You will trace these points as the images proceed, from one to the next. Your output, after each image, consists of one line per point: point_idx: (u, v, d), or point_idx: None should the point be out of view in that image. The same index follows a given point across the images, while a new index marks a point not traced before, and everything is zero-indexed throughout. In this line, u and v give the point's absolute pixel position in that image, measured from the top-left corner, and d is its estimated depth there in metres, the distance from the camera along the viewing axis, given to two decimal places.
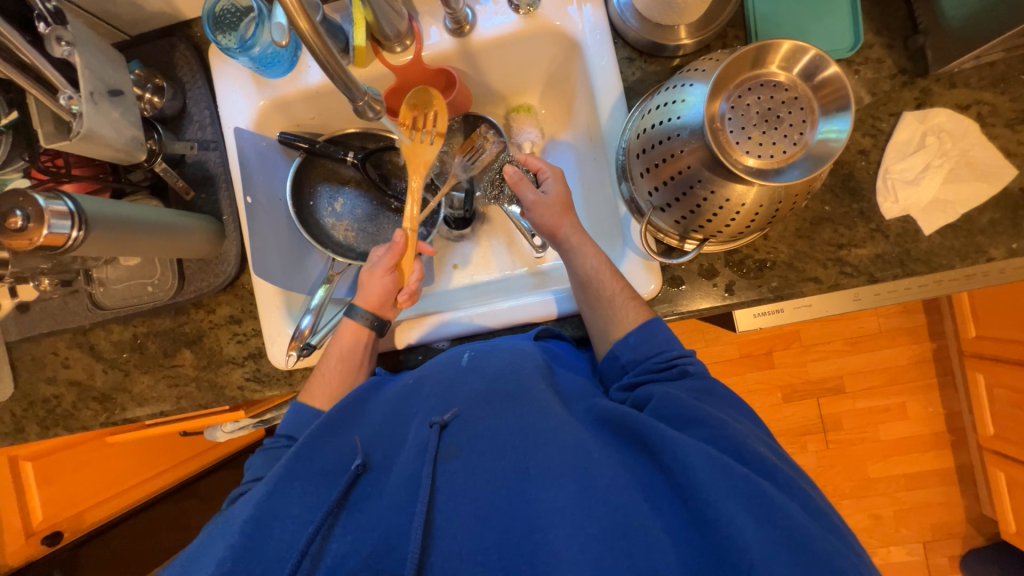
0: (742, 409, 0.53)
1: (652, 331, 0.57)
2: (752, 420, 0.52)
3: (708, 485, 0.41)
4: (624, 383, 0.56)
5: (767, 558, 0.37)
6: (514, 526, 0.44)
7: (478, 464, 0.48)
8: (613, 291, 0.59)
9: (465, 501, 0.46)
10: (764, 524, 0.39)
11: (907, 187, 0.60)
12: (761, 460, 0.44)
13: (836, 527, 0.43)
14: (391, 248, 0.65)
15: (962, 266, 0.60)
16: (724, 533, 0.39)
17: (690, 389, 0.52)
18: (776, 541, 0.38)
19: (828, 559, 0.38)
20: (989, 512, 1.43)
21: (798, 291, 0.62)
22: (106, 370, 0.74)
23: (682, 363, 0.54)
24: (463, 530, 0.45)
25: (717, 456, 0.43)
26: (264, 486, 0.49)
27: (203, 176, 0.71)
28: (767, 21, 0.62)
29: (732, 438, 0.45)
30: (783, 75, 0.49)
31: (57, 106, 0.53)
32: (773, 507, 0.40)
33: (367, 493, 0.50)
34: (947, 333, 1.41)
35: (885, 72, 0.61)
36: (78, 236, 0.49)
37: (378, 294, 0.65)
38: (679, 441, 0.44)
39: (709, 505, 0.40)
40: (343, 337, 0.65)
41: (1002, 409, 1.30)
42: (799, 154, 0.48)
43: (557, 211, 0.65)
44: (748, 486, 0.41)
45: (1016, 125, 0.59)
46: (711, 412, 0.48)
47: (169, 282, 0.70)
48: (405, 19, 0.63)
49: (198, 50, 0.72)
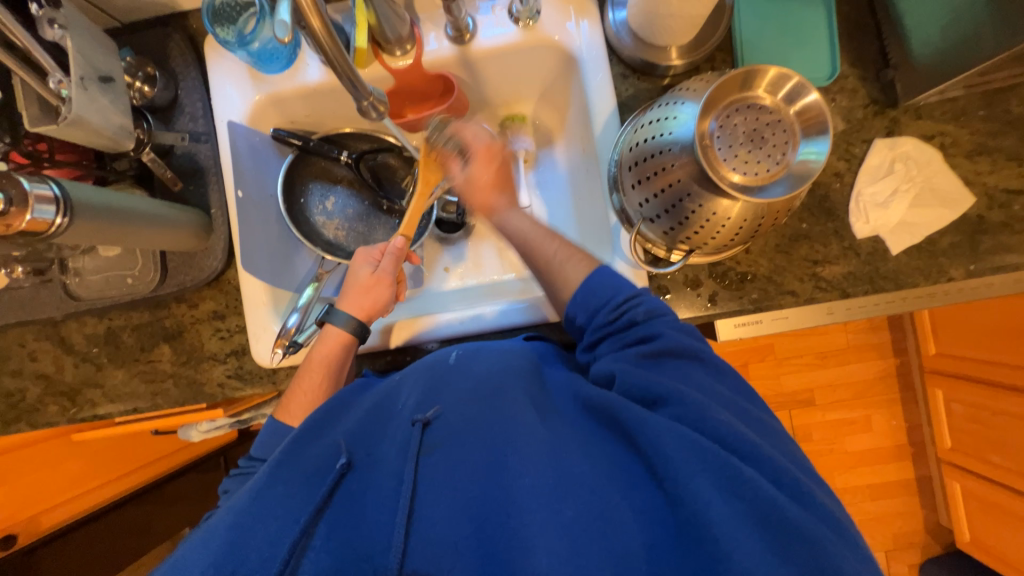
0: (702, 364, 0.51)
1: (595, 288, 0.56)
2: (717, 380, 0.51)
3: (677, 464, 0.42)
4: (585, 343, 0.56)
5: (734, 530, 0.39)
6: (494, 514, 0.44)
7: (460, 457, 0.48)
8: (555, 251, 0.60)
9: (445, 495, 0.46)
10: (730, 498, 0.41)
11: (877, 209, 0.64)
12: (728, 431, 0.44)
13: (808, 495, 0.42)
14: (395, 256, 0.66)
15: (926, 285, 0.64)
16: (691, 509, 0.41)
17: (644, 354, 0.51)
18: (742, 512, 0.40)
19: (793, 526, 0.39)
20: (946, 522, 1.50)
21: (776, 303, 0.65)
22: (77, 364, 0.71)
23: (632, 314, 0.53)
24: (444, 522, 0.44)
25: (687, 435, 0.44)
26: (248, 491, 0.48)
27: (192, 168, 0.70)
28: (752, 47, 0.65)
29: (702, 414, 0.45)
30: (768, 98, 0.52)
31: (47, 90, 0.52)
32: (738, 478, 0.41)
33: (354, 491, 0.49)
34: (909, 349, 1.48)
35: (859, 102, 0.65)
36: (63, 222, 0.48)
37: (377, 301, 0.66)
38: (649, 421, 0.45)
39: (677, 483, 0.42)
40: (323, 347, 0.64)
41: (958, 423, 1.37)
42: (782, 173, 0.51)
43: (473, 199, 0.67)
44: (715, 461, 0.42)
45: (975, 156, 0.64)
46: (677, 387, 0.48)
47: (150, 275, 0.68)
48: (407, 24, 0.64)
49: (193, 41, 0.71)
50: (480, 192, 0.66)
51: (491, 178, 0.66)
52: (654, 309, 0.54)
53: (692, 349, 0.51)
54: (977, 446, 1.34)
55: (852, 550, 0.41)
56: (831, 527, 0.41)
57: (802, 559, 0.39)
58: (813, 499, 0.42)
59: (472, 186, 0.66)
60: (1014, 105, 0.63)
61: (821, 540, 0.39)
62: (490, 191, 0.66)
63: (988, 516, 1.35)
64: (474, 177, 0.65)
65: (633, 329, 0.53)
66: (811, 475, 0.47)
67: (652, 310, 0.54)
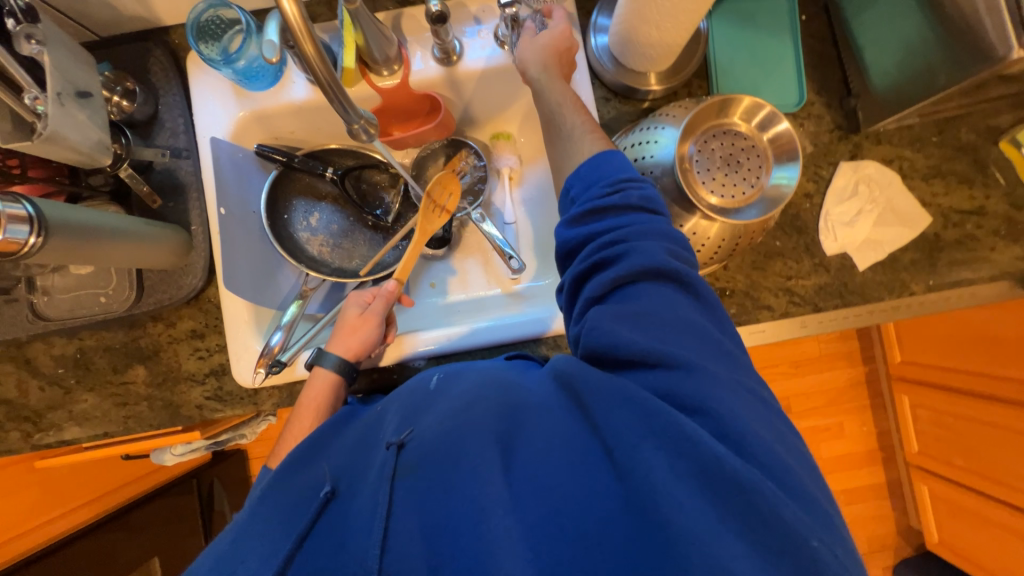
0: (679, 288, 0.47)
1: (601, 163, 0.52)
2: (700, 312, 0.47)
3: (624, 432, 0.41)
4: (572, 218, 0.51)
5: (675, 493, 0.38)
6: (464, 525, 0.41)
7: (427, 469, 0.45)
8: (574, 124, 0.57)
9: (417, 514, 0.43)
10: (678, 460, 0.39)
11: (844, 228, 0.68)
12: (681, 389, 0.42)
13: (764, 449, 0.40)
14: (386, 297, 0.68)
15: (890, 298, 0.68)
16: (639, 477, 0.39)
17: (615, 277, 0.48)
18: (686, 473, 0.39)
19: (737, 481, 0.38)
20: (915, 524, 1.56)
21: (753, 317, 0.68)
22: (43, 387, 0.68)
23: (615, 205, 0.50)
24: (411, 537, 0.42)
25: (634, 399, 0.42)
26: (233, 532, 0.50)
27: (172, 184, 0.68)
28: (726, 74, 0.69)
29: (653, 373, 0.44)
30: (744, 125, 0.55)
31: (22, 105, 0.50)
32: (707, 456, 0.38)
33: (332, 522, 0.48)
34: (876, 357, 1.55)
35: (825, 127, 0.69)
36: (36, 242, 0.46)
37: (365, 340, 0.65)
38: (598, 389, 0.44)
39: (626, 453, 0.40)
40: (314, 388, 0.64)
41: (924, 428, 1.44)
42: (756, 196, 0.54)
43: (546, 55, 0.61)
44: (662, 422, 0.40)
45: (930, 179, 0.69)
46: (634, 333, 0.45)
47: (125, 294, 0.66)
48: (395, 45, 0.65)
49: (175, 56, 0.70)
50: (558, 52, 0.61)
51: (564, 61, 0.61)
52: (649, 199, 0.51)
53: (673, 269, 0.47)
54: (941, 449, 1.40)
55: (809, 515, 0.39)
56: (788, 488, 0.39)
57: (748, 518, 0.37)
58: (770, 457, 0.39)
59: (549, 45, 0.61)
60: (963, 133, 0.69)
61: (764, 492, 0.37)
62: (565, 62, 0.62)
63: (954, 516, 1.41)
64: (551, 43, 0.61)
65: (610, 232, 0.49)
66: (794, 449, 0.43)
67: (647, 200, 0.50)
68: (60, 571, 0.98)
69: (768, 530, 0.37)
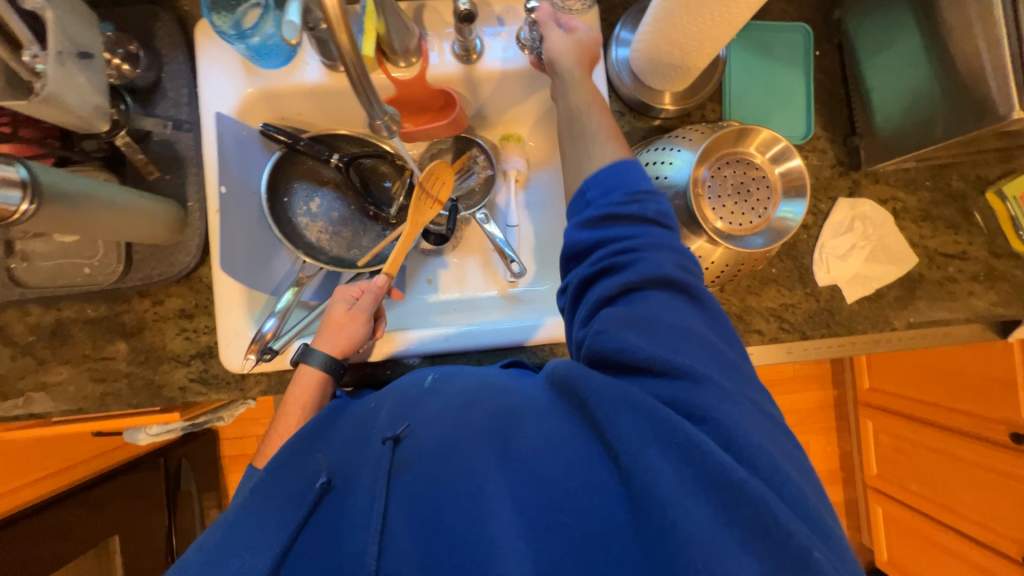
0: (686, 299, 0.49)
1: (624, 170, 0.53)
2: (705, 322, 0.49)
3: (630, 437, 0.41)
4: (584, 219, 0.52)
5: (681, 499, 0.38)
6: (463, 519, 0.42)
7: (430, 469, 0.46)
8: (597, 125, 0.58)
9: (416, 506, 0.44)
10: (681, 467, 0.40)
11: (837, 261, 0.70)
12: (687, 398, 0.43)
13: (766, 459, 0.40)
14: (375, 293, 0.66)
15: (873, 332, 0.71)
16: (644, 483, 0.39)
17: (629, 279, 0.49)
18: (692, 481, 0.39)
19: (741, 490, 0.38)
20: (867, 542, 1.64)
21: (743, 340, 0.70)
22: (15, 356, 0.65)
23: (634, 218, 0.51)
24: (412, 531, 0.43)
25: (639, 405, 0.42)
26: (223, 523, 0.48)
27: (170, 157, 0.66)
28: (739, 101, 0.71)
29: (661, 383, 0.44)
30: (758, 157, 0.56)
31: (18, 61, 0.48)
32: (692, 446, 0.40)
33: (328, 514, 0.47)
34: (845, 382, 1.62)
35: (827, 162, 0.72)
36: (30, 209, 0.44)
37: (352, 336, 0.64)
38: (604, 395, 0.44)
39: (631, 458, 0.40)
40: (299, 387, 0.62)
41: (884, 453, 1.50)
42: (762, 226, 0.55)
43: (569, 50, 0.62)
44: (668, 429, 0.41)
45: (920, 221, 0.72)
46: (645, 342, 0.45)
47: (112, 266, 0.63)
48: (415, 37, 0.65)
49: (183, 24, 0.67)
50: (586, 51, 0.63)
51: (586, 57, 0.62)
52: (660, 214, 0.53)
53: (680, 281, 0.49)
54: (899, 473, 1.47)
55: (811, 529, 0.39)
56: (791, 501, 0.39)
57: (753, 530, 0.37)
58: (775, 469, 0.40)
59: (575, 45, 0.62)
60: (954, 180, 0.72)
61: (767, 501, 0.38)
62: (589, 61, 0.63)
63: (904, 537, 1.49)
64: (577, 42, 0.62)
65: (623, 240, 0.50)
66: (795, 461, 0.43)
67: (660, 215, 0.52)
68: (15, 546, 0.94)
69: (772, 539, 0.37)
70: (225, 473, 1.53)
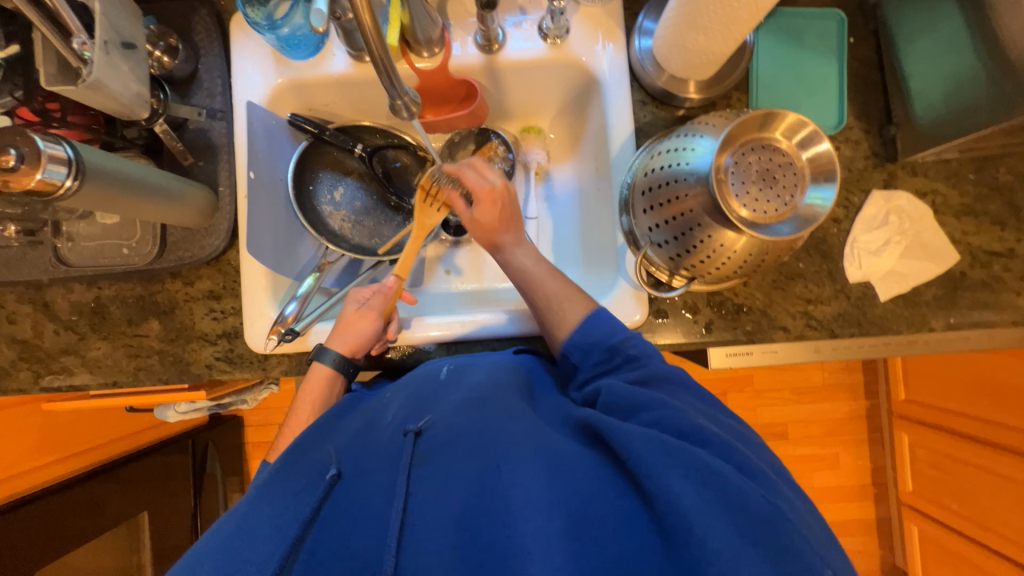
0: (680, 385, 0.54)
1: (590, 328, 0.59)
2: (693, 396, 0.54)
3: (649, 460, 0.43)
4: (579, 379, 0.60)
5: (705, 518, 0.39)
6: (482, 522, 0.43)
7: (446, 470, 0.47)
8: (555, 291, 0.62)
9: (436, 503, 0.45)
10: (703, 491, 0.41)
11: (870, 256, 0.67)
12: (699, 430, 0.46)
13: (772, 485, 0.44)
14: (384, 293, 0.66)
15: (909, 332, 0.67)
16: (667, 502, 0.40)
17: (632, 380, 0.54)
18: (715, 504, 0.41)
19: (758, 512, 0.40)
20: (900, 563, 1.55)
21: (767, 336, 0.67)
22: (58, 331, 0.69)
23: (626, 350, 0.57)
24: (430, 530, 0.43)
25: (656, 436, 0.45)
26: (236, 512, 0.48)
27: (204, 144, 0.69)
28: (767, 90, 0.69)
29: (677, 417, 0.47)
30: (783, 142, 0.54)
31: (68, 49, 0.51)
32: (709, 471, 0.42)
33: (341, 504, 0.48)
34: (879, 393, 1.54)
35: (861, 153, 0.69)
36: (72, 185, 0.47)
37: (360, 335, 0.64)
38: (622, 426, 0.45)
39: (653, 479, 0.42)
40: (311, 385, 0.64)
41: (921, 469, 1.42)
42: (789, 214, 0.53)
43: (474, 235, 0.66)
44: (686, 457, 0.43)
45: (962, 216, 0.68)
46: (656, 396, 0.50)
47: (148, 248, 0.67)
48: (438, 28, 0.65)
49: (219, 18, 0.70)
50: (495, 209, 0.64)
51: (494, 220, 0.64)
52: (643, 350, 0.57)
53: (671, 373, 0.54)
54: (936, 491, 1.38)
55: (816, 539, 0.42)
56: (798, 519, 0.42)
57: (775, 552, 0.39)
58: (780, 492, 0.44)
59: (475, 226, 0.65)
60: (1001, 173, 0.68)
61: (782, 523, 0.40)
62: (500, 227, 0.65)
63: (941, 560, 1.40)
64: (477, 219, 0.64)
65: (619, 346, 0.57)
66: (784, 480, 0.48)
67: (642, 350, 0.57)
68: (53, 515, 1.00)
69: (789, 556, 0.39)
70: (248, 458, 1.57)
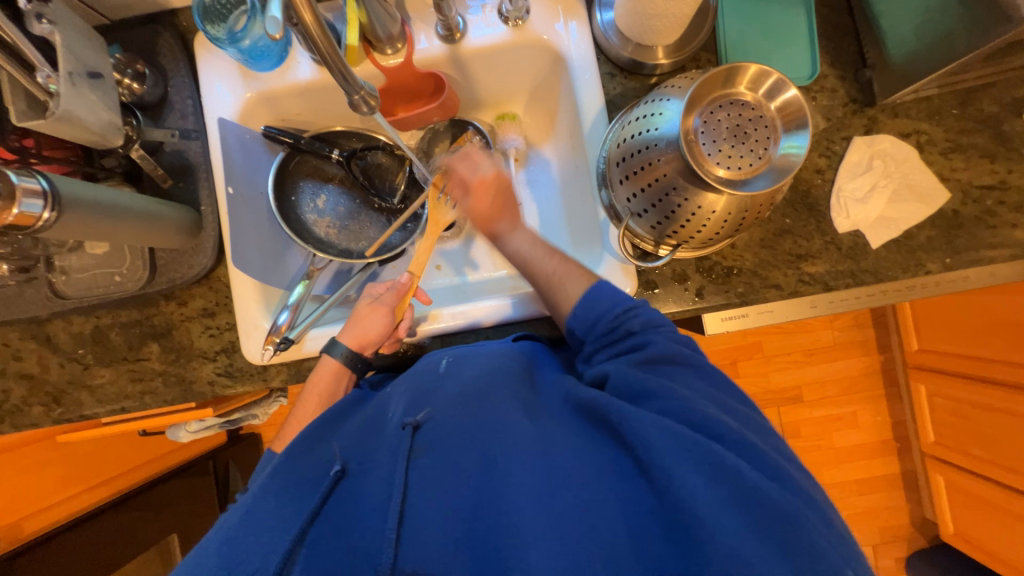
0: (692, 368, 0.52)
1: (593, 300, 0.57)
2: (712, 383, 0.52)
3: (660, 454, 0.42)
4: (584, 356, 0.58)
5: (714, 514, 0.39)
6: (482, 511, 0.44)
7: (446, 460, 0.47)
8: (553, 269, 0.61)
9: (437, 494, 0.45)
10: (713, 485, 0.41)
11: (857, 204, 0.66)
12: (713, 422, 0.45)
13: (789, 479, 0.44)
14: (397, 290, 0.67)
15: (905, 278, 0.66)
16: (676, 497, 0.41)
17: (638, 361, 0.52)
18: (728, 500, 0.40)
19: (773, 507, 0.40)
20: (930, 515, 1.53)
21: (761, 296, 0.66)
22: (63, 364, 0.71)
23: (628, 325, 0.55)
24: (432, 521, 0.44)
25: (667, 426, 0.44)
26: (242, 507, 0.49)
27: (181, 165, 0.69)
28: (736, 48, 0.67)
29: (687, 406, 0.46)
30: (749, 95, 0.53)
31: (34, 83, 0.51)
32: (719, 464, 0.42)
33: (344, 499, 0.49)
34: (893, 346, 1.52)
35: (838, 101, 0.67)
36: (50, 217, 0.48)
37: (370, 329, 0.65)
38: (632, 416, 0.45)
39: (664, 472, 0.42)
40: (321, 377, 0.65)
41: (941, 417, 1.40)
42: (764, 167, 0.52)
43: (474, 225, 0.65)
44: (698, 451, 0.43)
45: (949, 153, 0.66)
46: (664, 383, 0.49)
47: (138, 273, 0.68)
48: (398, 23, 0.65)
49: (183, 39, 0.71)
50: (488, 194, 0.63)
51: (489, 208, 0.63)
52: (650, 321, 0.55)
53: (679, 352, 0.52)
54: (959, 439, 1.36)
55: (828, 529, 0.42)
56: (812, 509, 0.42)
57: (785, 543, 0.39)
58: (795, 484, 0.43)
59: (472, 215, 0.64)
60: (985, 104, 0.66)
61: (793, 516, 0.40)
62: (497, 211, 0.63)
63: (971, 507, 1.38)
64: (473, 207, 0.63)
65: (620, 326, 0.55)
66: (793, 459, 0.48)
67: (648, 322, 0.55)
68: (85, 544, 1.02)
69: (794, 542, 0.39)
70: None
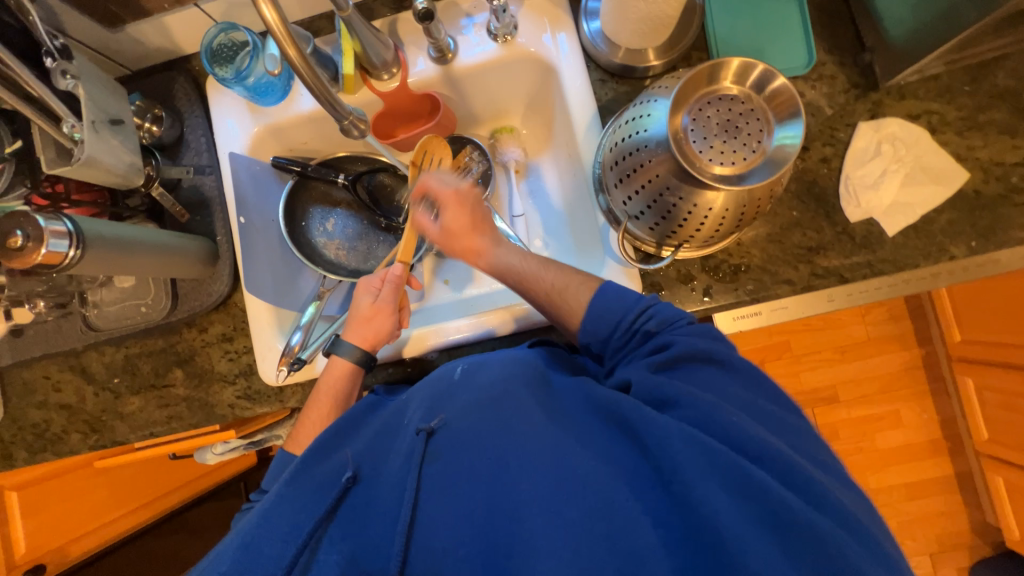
0: (718, 367, 0.50)
1: (599, 296, 0.55)
2: (731, 380, 0.50)
3: (683, 466, 0.41)
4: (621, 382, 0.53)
5: (736, 528, 0.38)
6: (494, 519, 0.43)
7: (458, 468, 0.47)
8: (554, 280, 0.60)
9: (447, 500, 0.45)
10: (739, 500, 0.40)
11: (868, 191, 0.63)
12: (741, 434, 0.43)
13: (827, 501, 0.41)
14: (394, 284, 0.67)
15: (928, 265, 0.63)
16: (698, 510, 0.40)
17: (659, 363, 0.50)
18: (748, 515, 0.39)
19: (802, 527, 0.38)
20: (992, 520, 1.41)
21: (772, 292, 0.64)
22: (97, 393, 0.75)
23: (644, 329, 0.54)
24: (443, 529, 0.44)
25: (692, 435, 0.43)
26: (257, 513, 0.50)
27: (198, 200, 0.74)
28: (728, 43, 0.66)
29: (712, 417, 0.45)
30: (736, 89, 0.53)
31: (61, 134, 0.56)
32: (746, 479, 0.40)
33: (357, 504, 0.49)
34: (934, 338, 1.43)
35: (839, 87, 0.66)
36: (76, 254, 0.51)
37: (380, 330, 0.67)
38: (655, 424, 0.44)
39: (686, 485, 0.41)
40: (331, 376, 0.65)
41: (994, 412, 1.31)
42: (759, 160, 0.51)
43: (452, 242, 0.67)
44: (728, 466, 0.41)
45: (965, 132, 0.63)
46: (682, 391, 0.47)
47: (162, 303, 0.71)
48: (391, 49, 0.67)
49: (196, 82, 0.76)
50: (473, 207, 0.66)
51: (466, 222, 0.65)
52: (665, 318, 0.54)
53: (705, 351, 0.50)
54: (1017, 435, 1.26)
55: (863, 546, 0.39)
56: (846, 528, 0.40)
57: (810, 564, 0.38)
58: (825, 499, 0.41)
59: (447, 234, 0.66)
60: (1000, 78, 0.63)
61: (826, 537, 0.38)
62: (472, 233, 0.65)
63: None
64: (449, 225, 0.65)
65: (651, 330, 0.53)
66: (811, 464, 0.46)
67: (662, 320, 0.53)
68: None
69: (821, 563, 0.38)
70: None
